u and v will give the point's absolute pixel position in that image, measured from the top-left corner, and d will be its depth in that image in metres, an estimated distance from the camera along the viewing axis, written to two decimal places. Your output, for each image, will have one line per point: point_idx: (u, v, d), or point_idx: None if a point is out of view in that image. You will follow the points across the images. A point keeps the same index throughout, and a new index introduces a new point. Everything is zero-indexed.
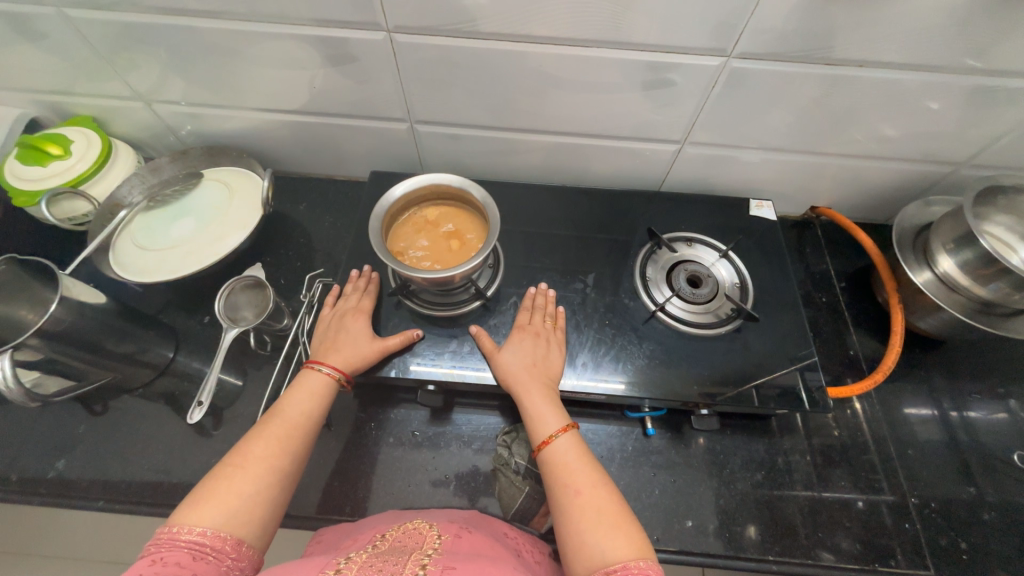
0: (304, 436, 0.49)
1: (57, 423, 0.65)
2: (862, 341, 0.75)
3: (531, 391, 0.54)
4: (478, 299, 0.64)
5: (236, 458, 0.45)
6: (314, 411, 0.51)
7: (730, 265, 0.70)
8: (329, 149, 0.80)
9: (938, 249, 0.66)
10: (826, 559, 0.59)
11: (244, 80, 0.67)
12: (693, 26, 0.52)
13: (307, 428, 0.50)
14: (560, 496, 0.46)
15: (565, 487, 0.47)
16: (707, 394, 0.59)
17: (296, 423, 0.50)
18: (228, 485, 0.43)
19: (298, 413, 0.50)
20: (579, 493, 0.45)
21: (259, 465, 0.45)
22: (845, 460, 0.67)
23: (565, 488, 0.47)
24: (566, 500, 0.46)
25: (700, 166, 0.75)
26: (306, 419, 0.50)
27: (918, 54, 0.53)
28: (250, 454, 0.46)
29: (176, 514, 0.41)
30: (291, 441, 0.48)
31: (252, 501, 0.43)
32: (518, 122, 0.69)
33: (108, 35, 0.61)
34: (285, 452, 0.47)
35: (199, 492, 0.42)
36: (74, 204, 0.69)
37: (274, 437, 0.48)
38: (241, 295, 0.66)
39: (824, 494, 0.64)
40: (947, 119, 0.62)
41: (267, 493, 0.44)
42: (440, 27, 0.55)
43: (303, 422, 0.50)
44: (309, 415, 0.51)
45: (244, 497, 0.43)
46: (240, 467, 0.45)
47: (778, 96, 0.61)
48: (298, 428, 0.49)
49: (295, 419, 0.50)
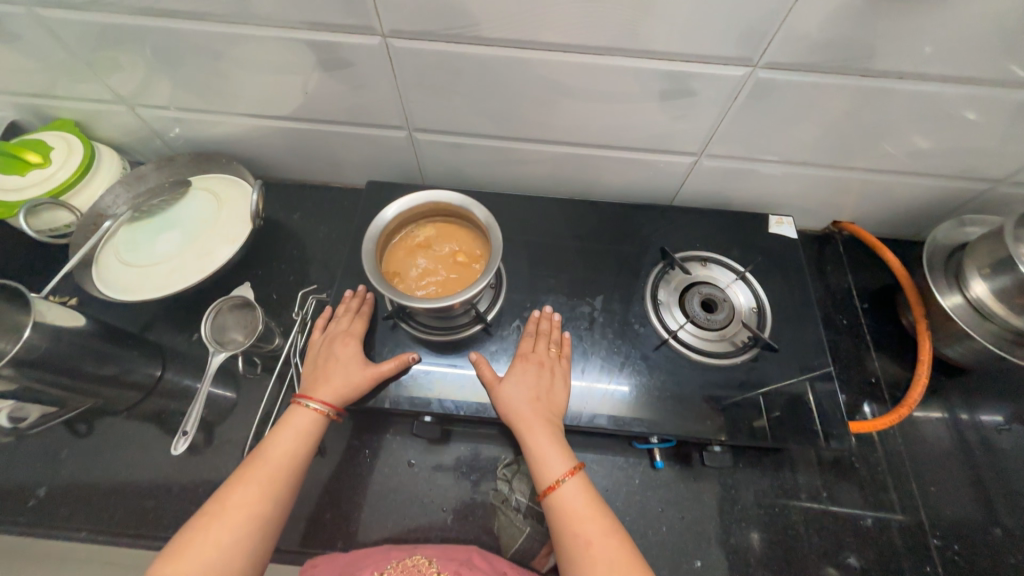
0: (290, 479, 0.46)
1: (40, 445, 0.62)
2: (884, 366, 0.71)
3: (534, 429, 0.50)
4: (478, 323, 0.60)
5: (215, 505, 0.43)
6: (298, 451, 0.48)
7: (748, 288, 0.65)
8: (324, 156, 0.75)
9: (972, 273, 0.62)
10: None
11: (230, 85, 0.62)
12: (716, 34, 0.48)
13: (293, 469, 0.47)
14: (568, 548, 0.43)
15: (574, 537, 0.44)
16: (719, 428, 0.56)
17: (280, 465, 0.46)
18: (205, 537, 0.40)
19: (282, 454, 0.47)
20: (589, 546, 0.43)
21: (239, 514, 0.42)
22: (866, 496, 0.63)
23: (573, 539, 0.44)
24: (574, 552, 0.43)
25: (717, 180, 0.70)
26: (291, 460, 0.47)
27: (964, 67, 0.49)
28: (229, 502, 0.43)
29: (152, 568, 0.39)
30: (276, 485, 0.45)
31: (231, 554, 0.40)
32: (523, 132, 0.65)
33: (85, 37, 0.57)
34: (268, 498, 0.44)
35: (176, 543, 0.40)
36: (55, 215, 0.65)
37: (256, 481, 0.45)
38: (228, 317, 0.63)
39: (844, 534, 0.60)
40: (990, 134, 0.57)
41: (247, 544, 0.42)
42: (440, 32, 0.51)
43: (288, 463, 0.47)
44: (295, 455, 0.47)
45: (222, 550, 0.40)
46: (219, 516, 0.42)
47: (804, 108, 0.56)
48: (282, 469, 0.46)
49: (279, 460, 0.46)
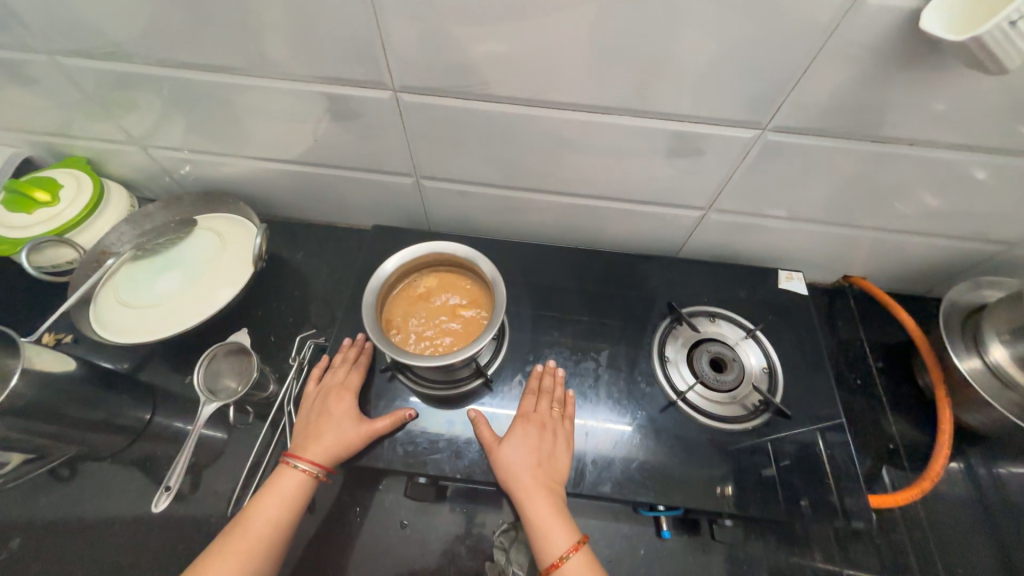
0: (271, 550, 0.44)
1: (17, 491, 0.60)
2: (903, 431, 0.68)
3: (534, 499, 0.48)
4: (479, 377, 0.58)
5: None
6: (282, 519, 0.46)
7: (758, 346, 0.63)
8: (330, 198, 0.76)
9: (991, 337, 0.60)
10: None
11: (241, 130, 0.63)
12: (725, 97, 0.48)
13: (275, 539, 0.45)
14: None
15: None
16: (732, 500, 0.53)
17: (261, 536, 0.44)
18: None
19: (265, 523, 0.45)
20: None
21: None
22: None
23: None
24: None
25: (726, 233, 0.69)
26: (273, 530, 0.45)
27: (977, 136, 0.48)
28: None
29: None
30: (254, 559, 0.43)
31: None
32: (530, 183, 0.65)
33: (103, 83, 0.58)
34: (246, 574, 0.42)
35: None
36: (59, 252, 0.65)
37: (235, 553, 0.43)
38: (223, 363, 0.62)
39: None
40: (1003, 198, 0.56)
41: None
42: (450, 88, 0.52)
43: (270, 532, 0.45)
44: (277, 523, 0.45)
45: None
46: None
47: (813, 169, 0.55)
48: (263, 540, 0.44)
49: (260, 530, 0.45)
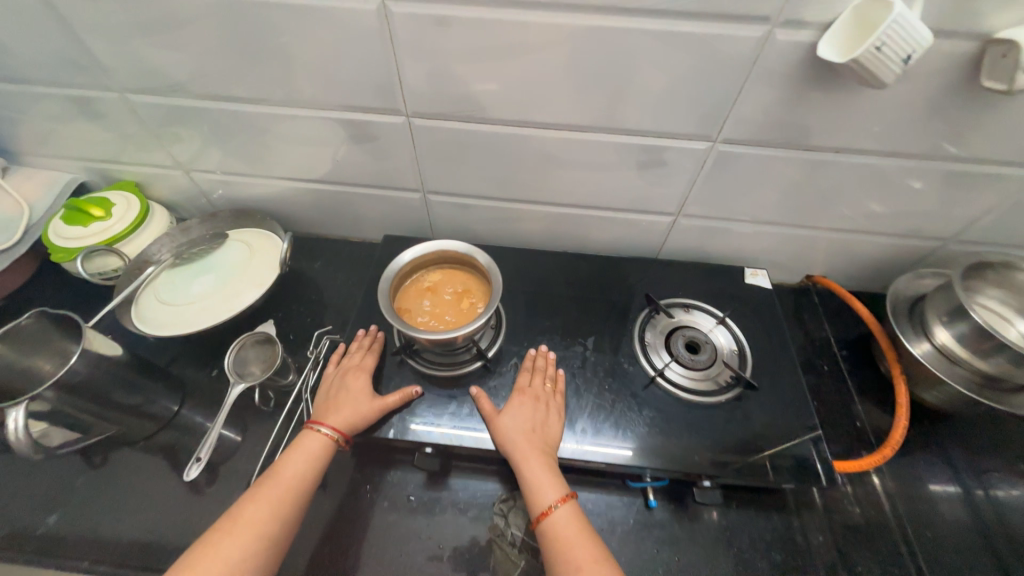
0: (296, 501, 0.50)
1: (55, 475, 0.65)
2: (869, 412, 0.73)
3: (529, 458, 0.54)
4: (479, 359, 0.65)
5: (226, 522, 0.47)
6: (307, 474, 0.52)
7: (729, 331, 0.70)
8: (346, 214, 0.85)
9: (933, 321, 0.67)
10: None
11: (274, 154, 0.74)
12: (679, 115, 0.58)
13: (301, 491, 0.51)
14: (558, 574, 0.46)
15: (564, 563, 0.47)
16: (710, 464, 0.58)
17: (289, 487, 0.50)
18: (214, 552, 0.44)
19: (292, 477, 0.51)
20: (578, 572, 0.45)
21: (247, 531, 0.46)
22: (869, 545, 0.64)
23: (563, 565, 0.47)
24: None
25: (696, 236, 0.78)
26: (299, 483, 0.51)
27: (889, 143, 0.58)
28: (240, 519, 0.47)
29: None
30: (283, 506, 0.49)
31: (236, 570, 0.44)
32: (522, 194, 0.75)
33: (161, 115, 0.69)
34: (275, 518, 0.48)
35: (188, 558, 0.44)
36: (108, 260, 0.74)
37: (266, 500, 0.49)
38: (250, 351, 0.69)
39: None
40: (926, 198, 0.66)
41: (253, 561, 0.45)
42: (453, 112, 0.62)
43: (296, 485, 0.51)
44: (303, 477, 0.52)
45: (228, 566, 0.44)
46: (229, 531, 0.46)
47: (762, 175, 0.65)
48: (291, 491, 0.50)
49: (289, 482, 0.51)
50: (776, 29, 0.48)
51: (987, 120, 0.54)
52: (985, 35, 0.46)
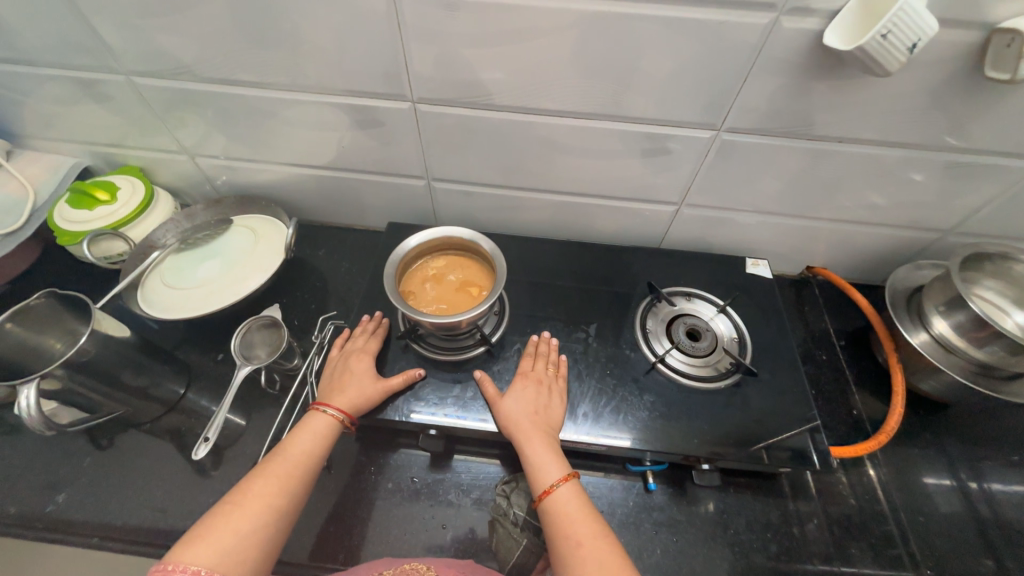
0: (304, 477, 0.51)
1: (63, 455, 0.66)
2: (865, 401, 0.75)
3: (531, 438, 0.55)
4: (482, 344, 0.66)
5: (236, 495, 0.48)
6: (315, 452, 0.53)
7: (729, 320, 0.71)
8: (350, 201, 0.86)
9: (931, 311, 0.68)
10: None
11: (279, 139, 0.74)
12: (684, 103, 0.59)
13: (308, 467, 0.52)
14: (560, 549, 0.47)
15: (565, 539, 0.48)
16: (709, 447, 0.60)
17: (298, 463, 0.52)
18: (227, 523, 0.45)
19: (299, 453, 0.52)
20: (579, 546, 0.47)
21: (258, 503, 0.47)
22: (863, 530, 0.65)
23: (565, 540, 0.48)
24: (566, 552, 0.47)
25: (698, 226, 0.79)
26: (307, 459, 0.53)
27: (892, 133, 0.59)
28: (250, 492, 0.48)
29: (174, 551, 0.42)
30: (293, 481, 0.50)
31: (248, 541, 0.45)
32: (526, 183, 0.75)
33: (166, 99, 0.69)
34: (284, 492, 0.49)
35: (198, 529, 0.44)
36: (112, 244, 0.74)
37: (275, 474, 0.50)
38: (255, 334, 0.69)
39: (844, 567, 0.62)
40: (927, 189, 0.66)
41: (264, 532, 0.46)
42: (459, 99, 0.63)
43: (304, 461, 0.52)
44: (311, 454, 0.53)
45: (240, 536, 0.44)
46: (240, 504, 0.47)
47: (765, 165, 0.66)
48: (299, 467, 0.52)
49: (297, 458, 0.52)
50: (782, 17, 0.48)
51: (990, 110, 0.54)
52: (990, 25, 0.46)
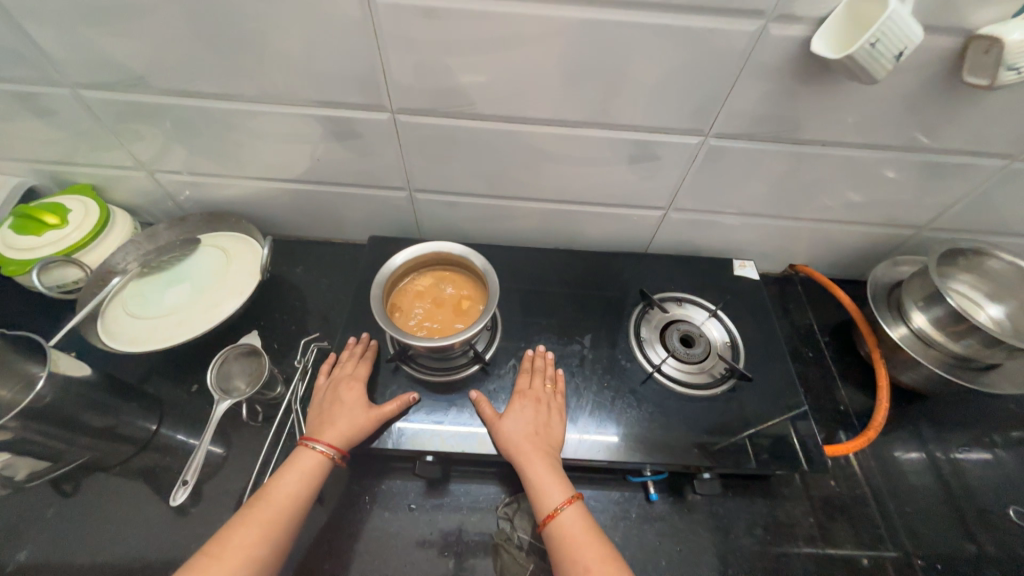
0: (289, 522, 0.49)
1: (22, 506, 0.60)
2: (851, 395, 0.77)
3: (532, 461, 0.53)
4: (476, 363, 0.64)
5: (215, 546, 0.45)
6: (301, 494, 0.50)
7: (720, 324, 0.71)
8: (327, 214, 0.82)
9: (911, 306, 0.70)
10: None
11: (247, 152, 0.69)
12: (673, 110, 0.58)
13: (294, 512, 0.49)
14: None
15: (573, 564, 0.47)
16: (709, 454, 0.60)
17: (282, 506, 0.49)
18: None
19: (285, 496, 0.50)
20: (587, 572, 0.46)
21: (237, 556, 0.45)
22: (846, 516, 0.67)
23: (573, 565, 0.47)
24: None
25: (685, 229, 0.79)
26: (293, 502, 0.50)
27: (873, 137, 0.60)
28: (230, 543, 0.46)
29: None
30: (276, 528, 0.48)
31: None
32: (512, 192, 0.73)
33: (118, 112, 0.64)
34: (266, 539, 0.47)
35: None
36: (65, 271, 0.68)
37: (257, 522, 0.47)
38: (234, 364, 0.66)
39: (828, 550, 0.64)
40: (903, 188, 0.68)
41: None
42: (441, 109, 0.60)
43: (289, 506, 0.49)
44: (297, 497, 0.50)
45: None
46: (219, 554, 0.45)
47: (751, 168, 0.66)
48: (284, 511, 0.49)
49: (282, 502, 0.49)
50: (770, 24, 0.48)
51: (965, 113, 0.55)
52: (969, 31, 0.47)
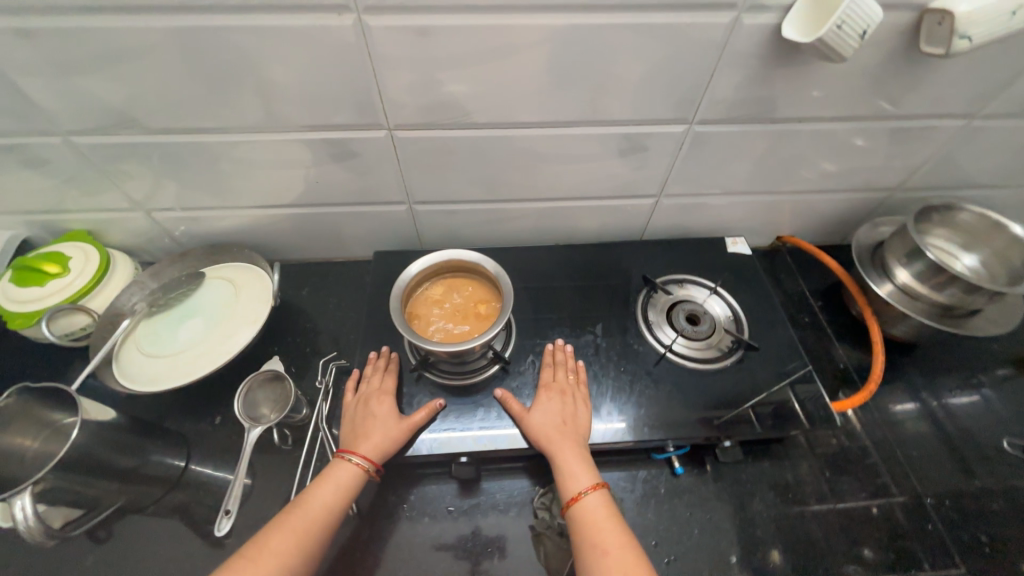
0: (321, 532, 0.50)
1: (56, 559, 0.59)
2: (849, 353, 0.81)
3: (562, 448, 0.56)
4: (496, 363, 0.66)
5: (253, 550, 0.47)
6: (335, 506, 0.52)
7: (721, 300, 0.75)
8: (328, 235, 0.83)
9: (895, 263, 0.74)
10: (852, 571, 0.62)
11: (245, 181, 0.70)
12: (658, 102, 0.61)
13: (326, 523, 0.51)
14: (588, 557, 0.49)
15: (592, 547, 0.49)
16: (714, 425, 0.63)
17: (317, 516, 0.50)
18: None
19: (320, 506, 0.51)
20: (606, 555, 0.48)
21: (273, 561, 0.46)
22: (852, 468, 0.71)
23: (592, 548, 0.49)
24: (593, 560, 0.48)
25: (676, 214, 0.82)
26: (326, 513, 0.51)
27: (843, 110, 0.64)
28: (267, 548, 0.47)
29: None
30: (310, 536, 0.49)
31: None
32: (509, 194, 0.75)
33: (112, 155, 0.64)
34: (300, 548, 0.48)
35: None
36: (72, 320, 0.68)
37: (292, 529, 0.49)
38: (258, 392, 0.68)
39: (837, 505, 0.67)
40: (874, 155, 0.73)
41: None
42: (437, 122, 0.62)
43: (323, 517, 0.51)
44: (331, 508, 0.51)
45: None
46: (257, 559, 0.46)
47: (734, 150, 0.70)
48: (317, 521, 0.50)
49: (316, 512, 0.51)
50: (743, 14, 0.51)
51: (925, 80, 0.60)
52: (922, 6, 0.51)
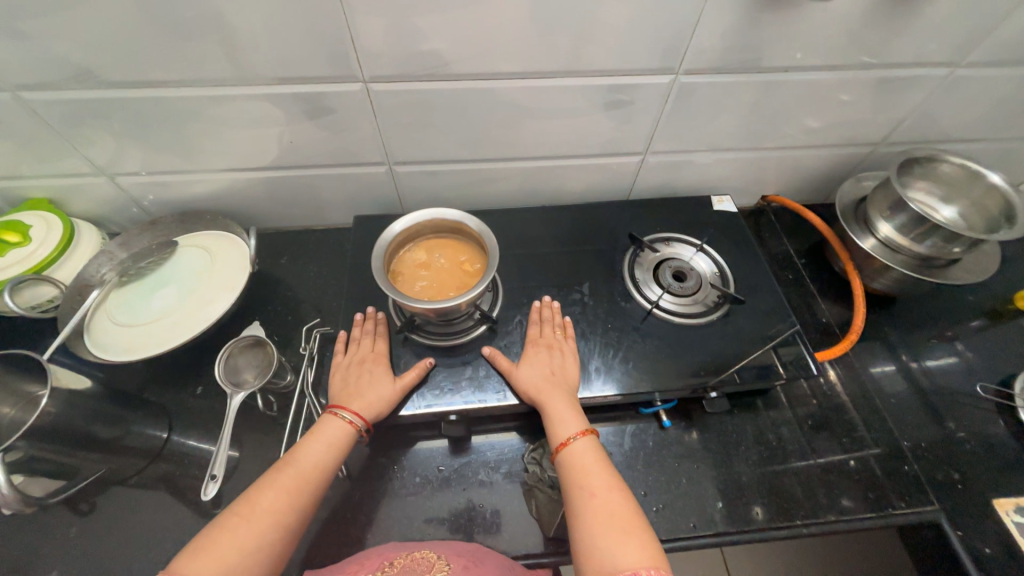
0: (311, 491, 0.49)
1: (37, 532, 0.58)
2: (830, 308, 0.82)
3: (551, 398, 0.57)
4: (483, 323, 0.65)
5: (243, 506, 0.46)
6: (327, 462, 0.51)
7: (707, 257, 0.76)
8: (306, 200, 0.80)
9: (877, 217, 0.75)
10: (829, 516, 0.64)
11: (215, 142, 0.66)
12: (644, 50, 0.59)
13: (318, 481, 0.50)
14: (575, 499, 0.49)
15: (580, 489, 0.49)
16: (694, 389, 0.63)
17: (309, 475, 0.50)
18: (233, 537, 0.43)
19: (311, 463, 0.51)
20: (593, 496, 0.48)
21: (265, 518, 0.45)
22: (829, 425, 0.73)
23: (581, 489, 0.49)
24: (580, 502, 0.48)
25: (662, 172, 0.81)
26: (318, 472, 0.51)
27: (831, 59, 0.63)
28: (259, 504, 0.46)
29: (178, 559, 0.41)
30: (302, 494, 0.49)
31: (249, 557, 0.43)
32: (493, 152, 0.73)
33: (66, 114, 0.60)
34: (292, 507, 0.47)
35: (203, 539, 0.43)
36: (39, 290, 0.65)
37: (284, 487, 0.48)
38: (240, 358, 0.67)
39: (815, 460, 0.69)
40: (860, 108, 0.72)
41: (268, 550, 0.44)
42: (415, 73, 0.59)
43: (315, 475, 0.50)
44: (322, 467, 0.51)
45: (245, 551, 0.43)
46: (247, 516, 0.45)
47: (721, 103, 0.68)
48: (309, 480, 0.50)
49: (308, 471, 0.50)
50: None
51: (912, 24, 0.59)
52: None
